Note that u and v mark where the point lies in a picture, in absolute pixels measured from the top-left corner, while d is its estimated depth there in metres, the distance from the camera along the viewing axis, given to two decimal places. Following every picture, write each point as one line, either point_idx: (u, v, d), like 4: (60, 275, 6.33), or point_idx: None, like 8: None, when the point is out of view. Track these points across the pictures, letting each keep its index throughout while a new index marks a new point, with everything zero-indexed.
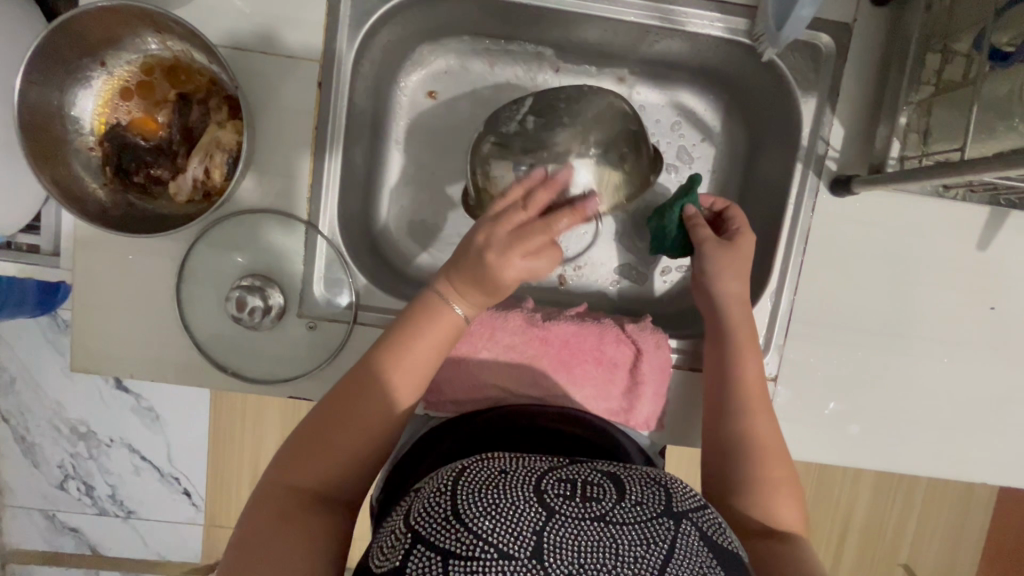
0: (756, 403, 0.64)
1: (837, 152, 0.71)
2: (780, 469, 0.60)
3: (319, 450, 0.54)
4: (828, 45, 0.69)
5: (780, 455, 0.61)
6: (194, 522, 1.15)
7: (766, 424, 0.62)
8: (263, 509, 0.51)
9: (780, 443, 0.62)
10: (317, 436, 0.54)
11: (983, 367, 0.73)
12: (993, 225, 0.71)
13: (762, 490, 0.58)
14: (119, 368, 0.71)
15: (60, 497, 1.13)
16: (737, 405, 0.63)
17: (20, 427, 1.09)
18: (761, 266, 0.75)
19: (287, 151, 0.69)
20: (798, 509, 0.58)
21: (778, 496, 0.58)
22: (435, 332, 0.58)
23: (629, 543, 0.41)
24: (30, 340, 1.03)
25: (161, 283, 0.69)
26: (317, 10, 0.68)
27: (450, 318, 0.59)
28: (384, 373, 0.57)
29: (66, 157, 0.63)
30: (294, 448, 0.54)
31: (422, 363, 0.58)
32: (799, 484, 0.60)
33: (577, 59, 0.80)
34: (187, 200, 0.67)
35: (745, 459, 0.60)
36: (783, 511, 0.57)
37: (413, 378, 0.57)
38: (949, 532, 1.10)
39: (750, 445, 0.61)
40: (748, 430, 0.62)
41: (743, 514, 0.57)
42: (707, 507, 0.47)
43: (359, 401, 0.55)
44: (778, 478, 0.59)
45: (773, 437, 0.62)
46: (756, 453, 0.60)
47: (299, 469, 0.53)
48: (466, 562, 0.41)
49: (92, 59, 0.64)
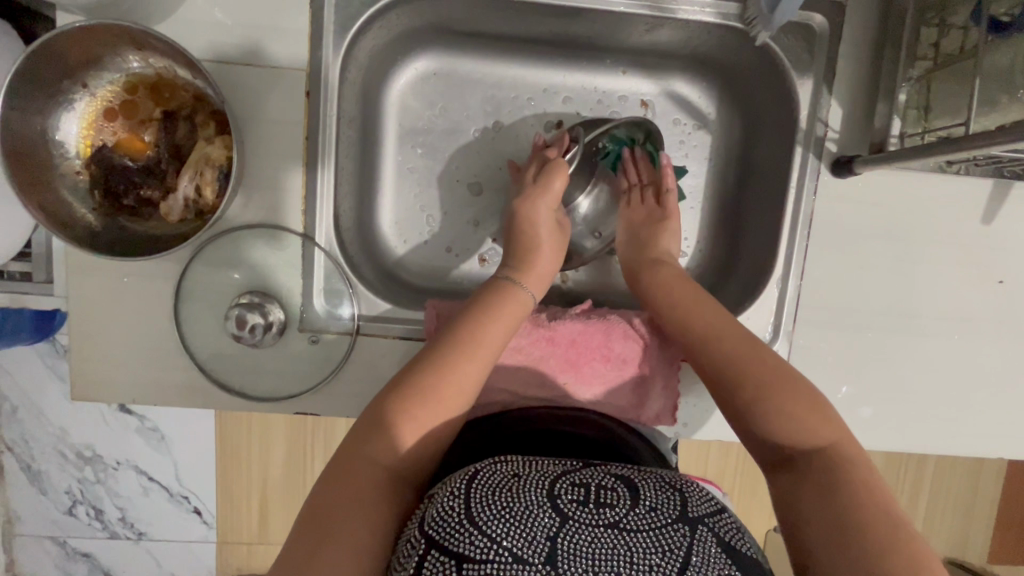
0: (705, 330, 0.61)
1: (836, 132, 0.70)
2: (765, 380, 0.54)
3: (404, 423, 0.52)
4: (821, 25, 0.68)
5: (768, 364, 0.55)
6: (206, 540, 1.14)
7: (723, 342, 0.58)
8: (334, 486, 0.48)
9: (759, 348, 0.57)
10: (398, 410, 0.52)
11: (993, 342, 0.72)
12: (997, 197, 0.71)
13: (757, 413, 0.53)
14: (123, 394, 0.69)
15: (70, 523, 1.12)
16: (693, 339, 0.61)
17: (26, 455, 1.08)
18: (764, 251, 0.74)
19: (278, 164, 0.68)
20: (816, 419, 0.51)
21: (783, 408, 0.52)
22: (513, 310, 0.62)
23: (643, 551, 0.40)
24: (30, 367, 1.02)
25: (158, 304, 0.68)
26: (302, 18, 0.66)
27: (524, 297, 0.64)
28: (461, 350, 0.57)
29: (53, 183, 0.62)
30: (371, 417, 0.52)
31: (502, 336, 0.60)
32: (808, 393, 0.53)
33: (567, 52, 0.79)
34: (179, 220, 0.65)
35: (727, 388, 0.56)
36: (796, 427, 0.51)
37: (486, 358, 0.57)
38: (962, 509, 1.10)
39: (722, 370, 0.57)
40: (714, 357, 0.58)
41: (765, 449, 0.53)
42: (724, 512, 0.46)
43: (444, 372, 0.55)
44: (768, 390, 0.53)
45: (740, 349, 0.57)
46: (733, 373, 0.56)
47: (378, 444, 0.51)
48: (480, 565, 0.40)
49: (73, 81, 0.62)
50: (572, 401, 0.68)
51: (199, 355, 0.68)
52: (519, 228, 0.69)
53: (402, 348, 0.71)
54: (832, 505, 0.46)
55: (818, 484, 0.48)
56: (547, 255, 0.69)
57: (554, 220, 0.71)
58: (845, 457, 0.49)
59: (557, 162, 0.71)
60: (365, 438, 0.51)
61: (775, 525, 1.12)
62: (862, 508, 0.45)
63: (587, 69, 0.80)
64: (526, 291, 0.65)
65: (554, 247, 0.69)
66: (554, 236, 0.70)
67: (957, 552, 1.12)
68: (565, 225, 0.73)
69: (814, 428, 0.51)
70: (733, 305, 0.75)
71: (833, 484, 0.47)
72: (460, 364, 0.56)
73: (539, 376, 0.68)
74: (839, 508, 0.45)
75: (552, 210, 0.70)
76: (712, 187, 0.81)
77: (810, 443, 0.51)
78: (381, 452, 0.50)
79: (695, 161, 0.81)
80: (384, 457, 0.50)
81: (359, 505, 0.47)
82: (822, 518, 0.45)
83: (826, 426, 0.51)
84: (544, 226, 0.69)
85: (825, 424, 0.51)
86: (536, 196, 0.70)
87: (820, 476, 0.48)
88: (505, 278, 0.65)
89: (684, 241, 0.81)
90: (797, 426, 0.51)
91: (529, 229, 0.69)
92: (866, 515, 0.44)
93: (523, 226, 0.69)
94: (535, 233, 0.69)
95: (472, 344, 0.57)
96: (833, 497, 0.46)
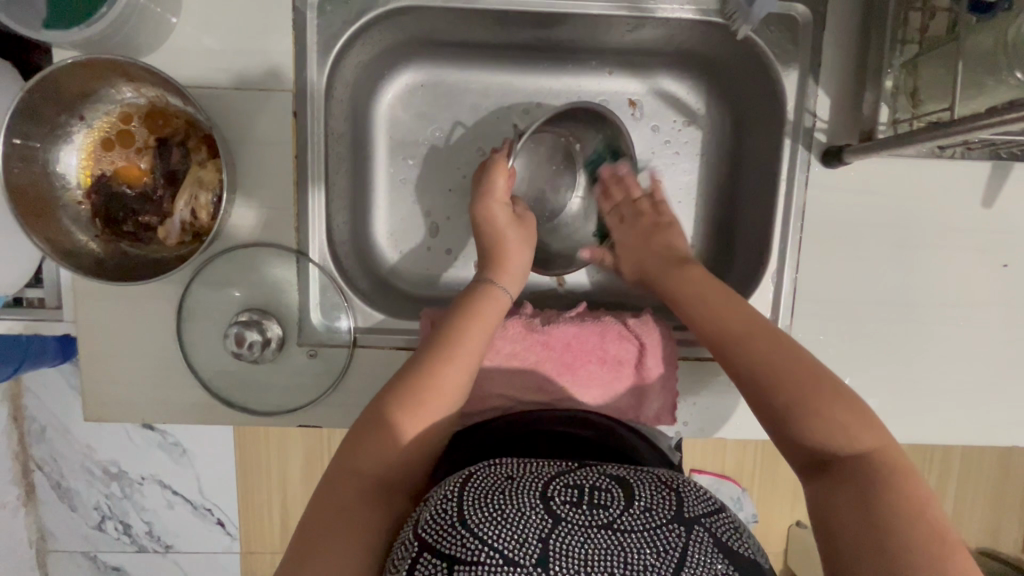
0: (740, 332, 0.58)
1: (825, 122, 0.69)
2: (806, 385, 0.52)
3: (387, 434, 0.53)
4: (804, 15, 0.67)
5: (808, 370, 0.53)
6: (230, 550, 1.16)
7: (755, 344, 0.56)
8: (323, 499, 0.50)
9: (799, 353, 0.55)
10: (382, 421, 0.54)
11: (1001, 326, 0.71)
12: (998, 177, 0.69)
13: (799, 421, 0.51)
14: (134, 412, 0.72)
15: (100, 538, 1.15)
16: (723, 342, 0.58)
17: (55, 473, 1.11)
18: (759, 245, 0.73)
19: (270, 184, 0.70)
20: (857, 428, 0.49)
21: (824, 417, 0.50)
22: (492, 310, 0.64)
23: (637, 551, 0.40)
24: (55, 388, 1.06)
25: (163, 324, 0.70)
26: (285, 40, 0.68)
27: (501, 299, 0.66)
28: (442, 355, 0.58)
29: (55, 213, 0.64)
30: (357, 430, 0.54)
31: (484, 337, 0.62)
32: (850, 401, 0.51)
33: (552, 56, 0.79)
34: (177, 242, 0.67)
35: (764, 396, 0.53)
36: (841, 436, 0.49)
37: (468, 357, 0.59)
38: (991, 496, 1.07)
39: (761, 376, 0.54)
40: (750, 360, 0.56)
41: (802, 452, 0.51)
42: (721, 510, 0.46)
43: (424, 378, 0.57)
44: (808, 400, 0.51)
45: (772, 352, 0.55)
46: (771, 378, 0.53)
47: (364, 456, 0.52)
48: (472, 568, 0.40)
49: (71, 114, 0.65)
50: (569, 403, 0.69)
51: (204, 374, 0.70)
52: (480, 230, 0.71)
53: (400, 357, 0.72)
54: (881, 515, 0.44)
55: (861, 494, 0.45)
56: (516, 253, 0.69)
57: (513, 215, 0.72)
58: (886, 465, 0.47)
59: (497, 161, 0.72)
60: (351, 450, 0.53)
61: (798, 520, 1.11)
62: (904, 514, 0.43)
63: (573, 72, 0.80)
64: (504, 292, 0.67)
65: (525, 245, 0.71)
66: (519, 234, 0.71)
67: (987, 540, 1.09)
68: (527, 218, 0.73)
69: (853, 434, 0.49)
70: None
71: (871, 489, 0.45)
72: (440, 369, 0.57)
73: (534, 380, 0.69)
74: (881, 514, 0.44)
75: (507, 208, 0.71)
76: (705, 183, 0.80)
77: (849, 448, 0.49)
78: (367, 463, 0.52)
79: (687, 157, 0.80)
80: (369, 466, 0.52)
81: (346, 517, 0.49)
82: (858, 529, 0.44)
83: (868, 432, 0.49)
84: (508, 226, 0.71)
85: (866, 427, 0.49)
86: (484, 198, 0.71)
87: (859, 480, 0.47)
88: (481, 282, 0.67)
89: None
90: (840, 434, 0.49)
91: (488, 228, 0.71)
92: (907, 528, 0.42)
93: (489, 228, 0.71)
94: (500, 232, 0.70)
95: (452, 349, 0.59)
96: (871, 508, 0.44)
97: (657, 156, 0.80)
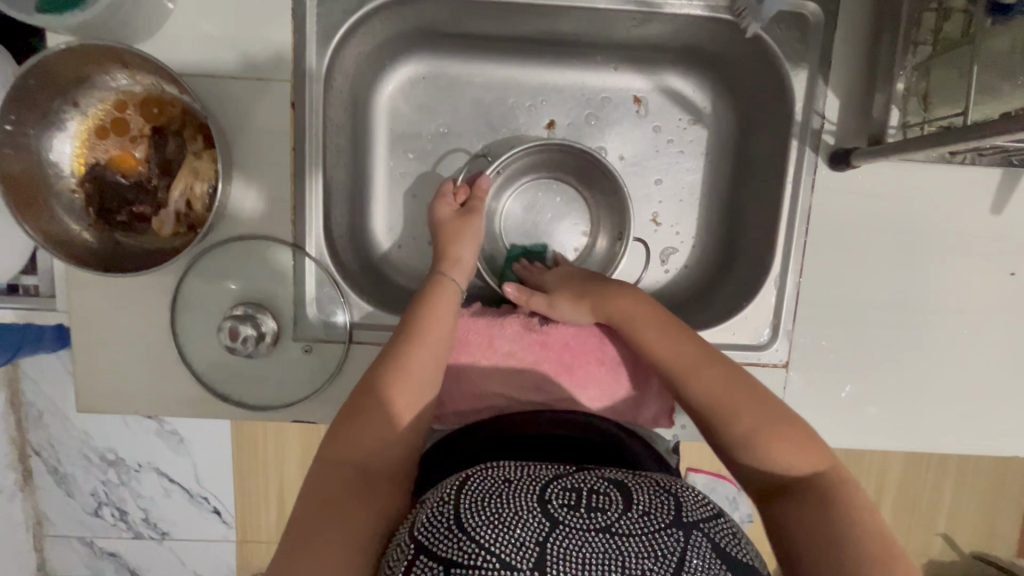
0: (686, 360, 0.59)
1: (834, 124, 0.68)
2: (752, 412, 0.53)
3: (362, 424, 0.53)
4: (815, 13, 0.66)
5: (753, 397, 0.55)
6: (226, 539, 1.16)
7: (706, 370, 0.57)
8: (306, 494, 0.49)
9: (743, 381, 0.56)
10: (357, 413, 0.54)
11: (1006, 334, 0.69)
12: (1007, 183, 0.68)
13: (748, 447, 0.52)
14: (129, 402, 0.71)
15: (96, 524, 1.15)
16: (671, 370, 0.60)
17: (52, 459, 1.11)
18: (763, 247, 0.72)
19: (267, 176, 0.69)
20: (802, 451, 0.51)
21: (769, 442, 0.52)
22: (445, 299, 0.64)
23: (636, 556, 0.39)
24: (52, 374, 1.06)
25: (157, 316, 0.69)
26: (284, 29, 0.66)
27: (453, 287, 0.66)
28: (404, 345, 0.59)
29: (47, 201, 0.63)
30: (333, 427, 0.53)
31: (444, 322, 0.62)
32: (793, 425, 0.53)
33: (557, 50, 0.77)
34: (171, 233, 0.67)
35: (715, 424, 0.55)
36: (787, 460, 0.51)
37: (430, 341, 0.60)
38: (987, 503, 1.06)
39: (709, 404, 0.56)
40: (699, 389, 0.57)
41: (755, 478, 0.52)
42: (720, 516, 0.45)
43: (390, 367, 0.57)
44: (754, 426, 0.53)
45: (723, 378, 0.57)
46: (718, 406, 0.55)
47: (344, 448, 0.52)
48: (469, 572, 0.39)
49: (65, 101, 0.64)
50: (566, 404, 0.68)
51: (198, 366, 0.69)
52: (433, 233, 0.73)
53: None
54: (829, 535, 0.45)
55: (812, 514, 0.47)
56: (463, 246, 0.70)
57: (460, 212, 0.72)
58: (834, 485, 0.49)
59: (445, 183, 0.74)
60: (330, 443, 0.52)
61: None
62: (850, 533, 0.45)
63: (578, 67, 0.78)
64: (453, 280, 0.67)
65: (474, 234, 0.71)
66: (467, 229, 0.71)
67: (981, 546, 1.08)
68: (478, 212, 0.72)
69: (800, 458, 0.51)
70: (731, 303, 0.74)
71: (823, 512, 0.47)
72: (404, 357, 0.58)
73: (531, 380, 0.68)
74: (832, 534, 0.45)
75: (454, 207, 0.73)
76: (709, 183, 0.79)
77: (798, 470, 0.50)
78: (346, 454, 0.52)
79: (691, 156, 0.79)
80: (350, 456, 0.51)
81: (332, 509, 0.48)
82: (816, 552, 0.45)
83: (812, 455, 0.51)
84: (451, 221, 0.71)
85: (813, 449, 0.51)
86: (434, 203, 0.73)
87: (810, 501, 0.48)
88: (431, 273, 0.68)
89: (679, 237, 0.79)
90: (786, 459, 0.51)
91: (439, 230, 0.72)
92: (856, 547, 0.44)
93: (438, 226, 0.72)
94: (445, 229, 0.71)
95: (412, 337, 0.59)
96: (824, 529, 0.46)
97: (659, 155, 0.79)
